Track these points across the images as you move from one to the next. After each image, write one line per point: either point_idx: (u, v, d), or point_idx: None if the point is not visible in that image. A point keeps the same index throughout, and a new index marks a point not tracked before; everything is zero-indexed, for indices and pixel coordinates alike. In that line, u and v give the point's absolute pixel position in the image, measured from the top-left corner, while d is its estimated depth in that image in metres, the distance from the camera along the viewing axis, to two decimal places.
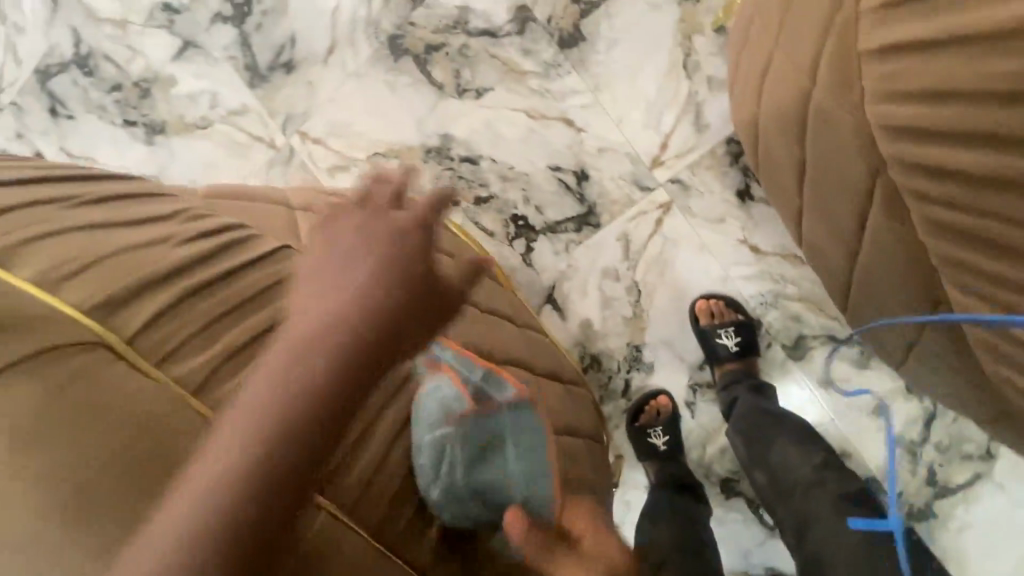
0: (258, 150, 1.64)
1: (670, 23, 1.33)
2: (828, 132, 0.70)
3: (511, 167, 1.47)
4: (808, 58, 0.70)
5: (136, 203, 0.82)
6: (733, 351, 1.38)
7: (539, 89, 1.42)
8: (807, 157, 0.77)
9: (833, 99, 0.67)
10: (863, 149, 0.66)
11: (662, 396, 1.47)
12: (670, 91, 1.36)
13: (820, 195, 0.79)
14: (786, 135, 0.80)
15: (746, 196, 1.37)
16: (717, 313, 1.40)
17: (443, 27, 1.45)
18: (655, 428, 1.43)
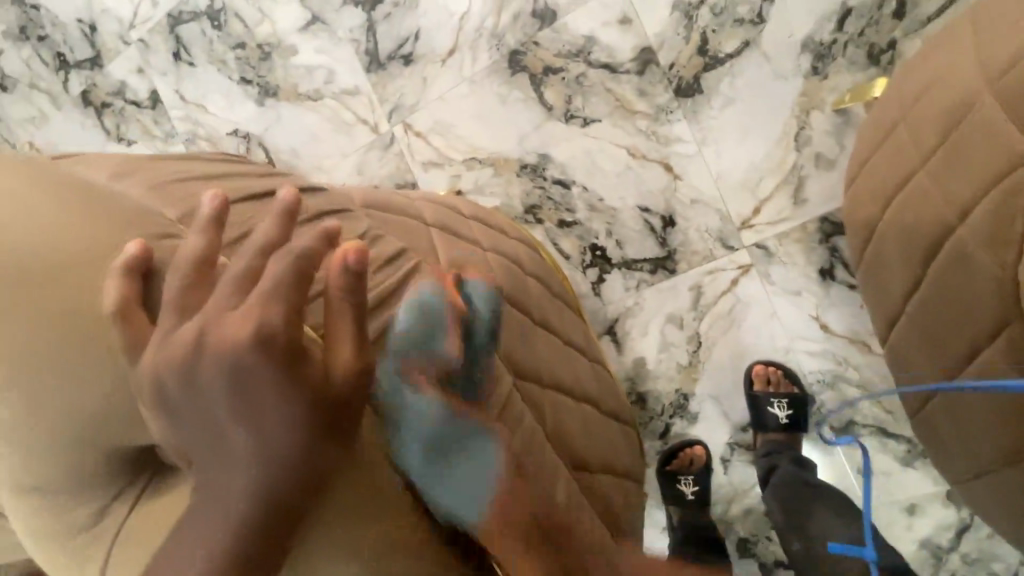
0: (361, 131, 1.72)
1: (792, 94, 1.34)
2: (967, 271, 0.72)
3: (601, 199, 1.51)
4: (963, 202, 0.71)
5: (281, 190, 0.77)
6: (782, 423, 1.40)
7: (646, 130, 1.45)
8: (927, 282, 0.80)
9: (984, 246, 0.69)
10: (1002, 297, 0.68)
11: (698, 446, 1.48)
12: (777, 159, 1.37)
13: (930, 315, 0.80)
14: (907, 255, 0.82)
15: (828, 275, 1.38)
16: (772, 381, 1.42)
17: (564, 52, 1.49)
18: (685, 476, 1.45)
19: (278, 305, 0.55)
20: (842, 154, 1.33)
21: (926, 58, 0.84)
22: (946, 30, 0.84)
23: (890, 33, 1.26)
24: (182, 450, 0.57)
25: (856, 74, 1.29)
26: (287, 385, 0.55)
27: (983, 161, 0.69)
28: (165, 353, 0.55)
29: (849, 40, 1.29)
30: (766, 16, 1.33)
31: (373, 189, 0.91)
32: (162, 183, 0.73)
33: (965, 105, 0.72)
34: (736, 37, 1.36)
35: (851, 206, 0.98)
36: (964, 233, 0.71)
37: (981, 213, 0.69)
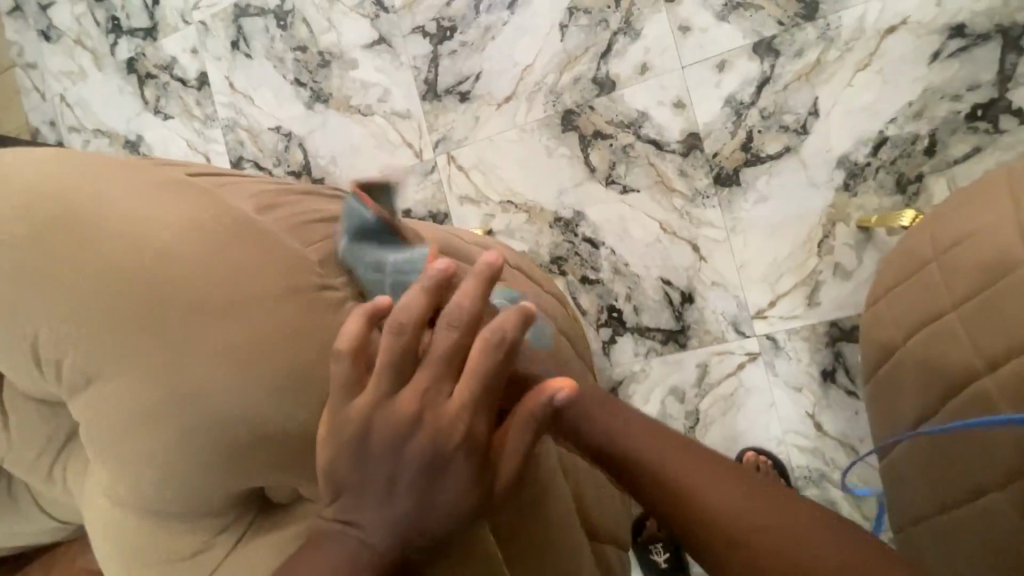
0: (404, 154, 1.76)
1: (821, 204, 1.43)
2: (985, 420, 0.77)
3: (627, 264, 1.57)
4: (994, 356, 0.77)
5: (374, 220, 0.77)
6: None
7: (681, 210, 1.52)
8: (940, 417, 0.85)
9: (1010, 400, 0.74)
10: (1017, 453, 0.74)
11: None
12: (799, 260, 1.45)
13: (938, 448, 0.86)
14: (927, 387, 0.87)
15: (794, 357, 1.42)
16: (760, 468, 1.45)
17: (616, 122, 1.56)
18: (656, 545, 1.49)
19: (486, 408, 0.56)
20: (860, 267, 1.40)
21: (964, 209, 0.92)
22: (985, 188, 0.92)
23: (918, 168, 1.36)
24: (338, 489, 0.56)
25: (883, 198, 1.39)
26: (475, 482, 0.57)
27: (1018, 321, 0.75)
28: (376, 413, 0.53)
29: (881, 166, 1.38)
30: (810, 128, 1.43)
31: (443, 231, 0.95)
32: (262, 201, 0.70)
33: (1004, 268, 0.79)
34: (779, 141, 1.45)
35: (871, 322, 1.05)
36: (990, 380, 0.77)
37: (1012, 368, 0.74)
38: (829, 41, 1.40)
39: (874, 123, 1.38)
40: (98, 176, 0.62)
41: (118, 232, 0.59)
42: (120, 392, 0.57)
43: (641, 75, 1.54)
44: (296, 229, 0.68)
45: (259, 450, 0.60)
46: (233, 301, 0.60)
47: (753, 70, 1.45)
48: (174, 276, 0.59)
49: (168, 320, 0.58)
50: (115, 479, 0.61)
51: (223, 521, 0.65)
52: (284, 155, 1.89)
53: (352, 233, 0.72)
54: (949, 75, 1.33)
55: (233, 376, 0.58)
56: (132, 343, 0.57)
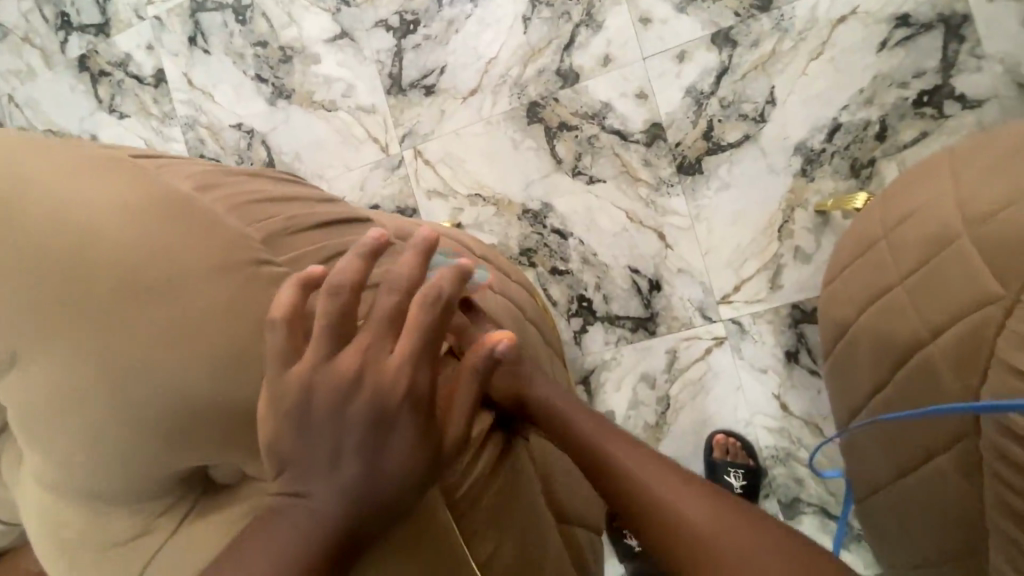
0: (370, 149, 1.74)
1: (780, 190, 1.46)
2: (931, 385, 0.80)
3: (595, 254, 1.58)
4: (935, 324, 0.80)
5: (327, 206, 0.76)
6: (736, 491, 1.45)
7: (646, 199, 1.54)
8: (892, 385, 0.88)
9: (952, 363, 0.77)
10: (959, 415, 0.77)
11: None
12: (761, 245, 1.48)
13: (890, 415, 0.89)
14: (878, 358, 0.90)
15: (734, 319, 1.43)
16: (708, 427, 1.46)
17: (580, 113, 1.57)
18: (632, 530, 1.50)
19: (425, 365, 0.61)
20: (818, 250, 1.45)
21: (909, 188, 0.95)
22: (926, 168, 0.95)
23: (871, 152, 1.41)
24: (285, 463, 0.58)
25: (839, 183, 1.43)
26: (421, 438, 0.61)
27: (956, 290, 0.78)
28: (319, 376, 0.57)
29: (836, 151, 1.43)
30: (767, 116, 1.46)
31: (405, 219, 0.95)
32: (206, 181, 0.69)
33: (942, 241, 0.81)
34: (739, 129, 1.48)
35: (827, 302, 1.09)
36: (934, 348, 0.80)
37: (953, 334, 0.77)
38: (783, 31, 1.44)
39: (828, 110, 1.43)
40: (31, 157, 0.61)
41: (51, 207, 0.58)
42: (51, 371, 0.56)
43: (604, 66, 1.55)
44: (242, 210, 0.67)
45: (211, 433, 0.60)
46: (169, 281, 0.58)
47: (712, 60, 1.48)
48: (106, 254, 0.57)
49: (99, 297, 0.57)
50: (64, 471, 0.60)
51: (166, 509, 0.64)
52: (247, 153, 1.85)
53: (298, 215, 0.71)
54: (896, 62, 1.38)
55: (175, 357, 0.57)
56: (63, 322, 0.56)
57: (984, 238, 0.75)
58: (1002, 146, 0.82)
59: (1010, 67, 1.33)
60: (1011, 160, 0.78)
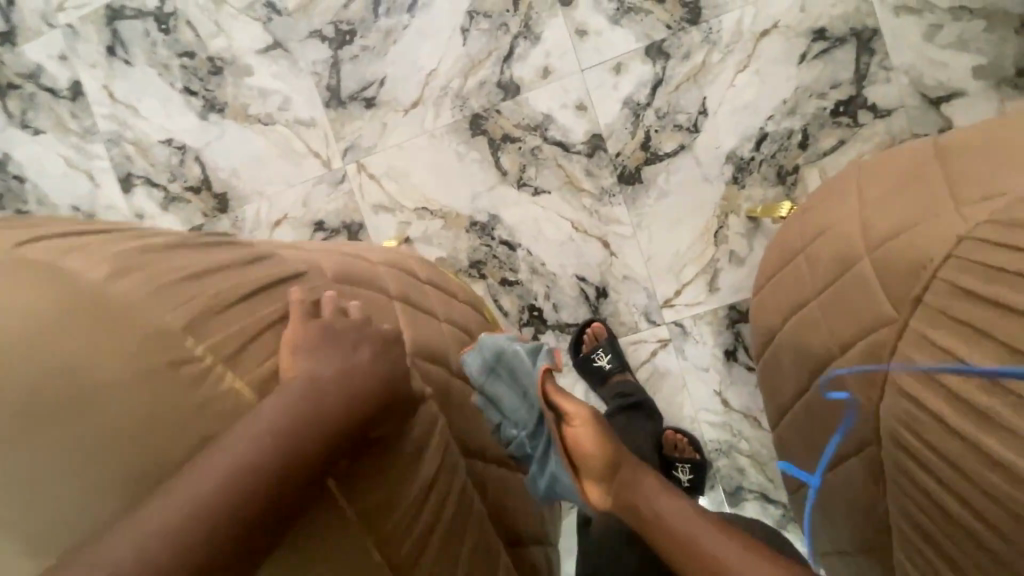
0: (311, 163, 1.70)
1: (715, 197, 1.53)
2: (841, 395, 0.88)
3: (543, 264, 1.61)
4: (843, 341, 0.87)
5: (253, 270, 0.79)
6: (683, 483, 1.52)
7: (590, 208, 1.58)
8: (809, 393, 0.96)
9: (858, 377, 0.85)
10: (866, 421, 0.85)
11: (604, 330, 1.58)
12: (698, 250, 1.55)
13: (811, 419, 0.97)
14: (798, 368, 0.98)
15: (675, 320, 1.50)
16: (595, 336, 1.58)
17: (522, 125, 1.59)
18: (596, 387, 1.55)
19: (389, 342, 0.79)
20: (751, 254, 1.53)
21: (824, 203, 1.02)
22: (834, 187, 1.03)
23: (795, 159, 1.49)
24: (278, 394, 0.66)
25: (767, 189, 1.51)
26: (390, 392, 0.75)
27: (859, 309, 0.85)
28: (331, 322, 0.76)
29: (764, 160, 1.50)
30: (700, 127, 1.52)
31: (334, 251, 0.96)
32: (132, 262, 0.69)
33: (848, 263, 0.88)
34: (674, 140, 1.53)
35: (754, 308, 1.16)
36: (843, 361, 0.87)
37: (857, 351, 0.85)
38: (712, 44, 1.50)
39: (755, 120, 1.50)
40: None
41: None
42: None
43: (544, 77, 1.57)
44: (167, 293, 0.68)
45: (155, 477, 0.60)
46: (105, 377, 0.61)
47: (647, 72, 1.53)
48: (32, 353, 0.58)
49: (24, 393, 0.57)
50: None
51: None
52: (179, 169, 1.77)
53: (228, 286, 0.74)
54: (816, 74, 1.47)
55: (121, 396, 0.61)
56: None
57: (882, 263, 0.83)
58: (901, 171, 0.90)
59: (914, 80, 1.43)
60: (908, 187, 0.86)
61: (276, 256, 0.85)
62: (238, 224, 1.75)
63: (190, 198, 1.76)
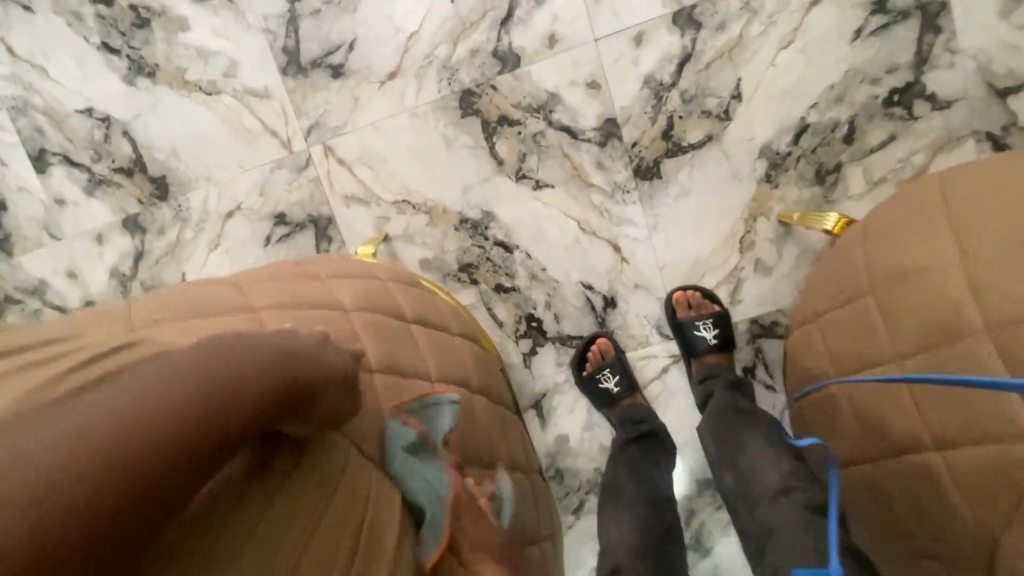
0: (267, 143, 1.42)
1: (743, 197, 1.33)
2: (953, 494, 0.74)
3: (544, 269, 1.41)
4: (959, 431, 0.73)
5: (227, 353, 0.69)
6: (711, 343, 1.34)
7: (599, 206, 1.36)
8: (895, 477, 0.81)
9: (982, 478, 0.71)
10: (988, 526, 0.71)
11: (602, 339, 1.42)
12: (720, 258, 1.37)
13: (898, 508, 0.82)
14: (879, 444, 0.83)
15: (692, 331, 1.33)
16: (601, 353, 1.41)
17: (523, 105, 1.34)
18: (604, 372, 1.40)
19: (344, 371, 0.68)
20: (779, 263, 1.36)
21: (903, 233, 0.86)
22: (900, 214, 0.89)
23: (837, 156, 1.30)
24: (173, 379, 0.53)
25: (803, 190, 1.31)
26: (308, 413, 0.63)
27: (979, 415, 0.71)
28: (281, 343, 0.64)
29: (802, 155, 1.30)
30: (732, 114, 1.30)
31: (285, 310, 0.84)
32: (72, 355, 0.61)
33: (959, 333, 0.74)
34: (701, 129, 1.31)
35: (800, 343, 1.03)
36: (952, 457, 0.74)
37: (984, 451, 0.71)
38: (751, 13, 1.26)
39: (796, 108, 1.28)
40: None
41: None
42: None
43: (549, 47, 1.31)
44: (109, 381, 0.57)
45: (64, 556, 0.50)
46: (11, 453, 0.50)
47: (673, 45, 1.28)
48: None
49: None
50: None
51: None
52: (104, 147, 1.46)
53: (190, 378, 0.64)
54: (869, 55, 1.25)
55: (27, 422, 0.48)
56: None
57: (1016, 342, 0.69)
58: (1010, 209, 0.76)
59: (982, 65, 1.23)
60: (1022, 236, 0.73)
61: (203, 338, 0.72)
62: (182, 215, 1.47)
63: (120, 182, 1.46)
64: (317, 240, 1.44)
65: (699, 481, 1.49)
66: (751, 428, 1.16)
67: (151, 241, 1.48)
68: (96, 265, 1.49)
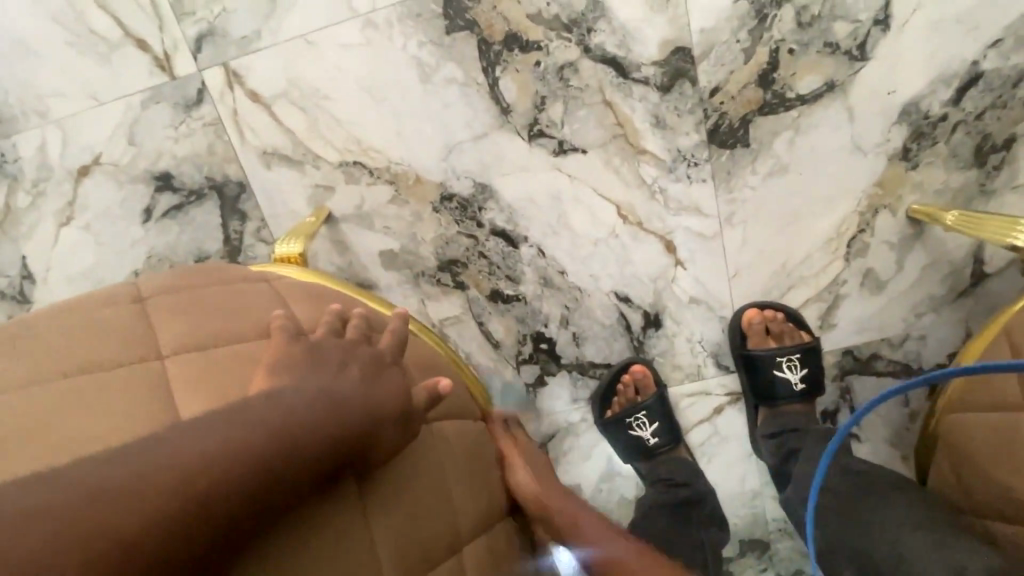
0: (134, 60, 0.90)
1: (865, 179, 0.90)
2: None
3: (564, 272, 0.95)
4: None
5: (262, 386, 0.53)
6: (796, 390, 0.94)
7: (651, 185, 0.91)
8: None
9: None
10: None
11: (636, 366, 0.98)
12: (817, 266, 0.95)
13: None
14: None
15: (770, 370, 0.94)
16: (634, 388, 0.98)
17: (546, 19, 0.85)
18: (638, 416, 0.96)
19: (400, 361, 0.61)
20: (897, 277, 0.95)
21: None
22: None
23: (1012, 126, 0.86)
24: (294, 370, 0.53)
25: (952, 175, 0.89)
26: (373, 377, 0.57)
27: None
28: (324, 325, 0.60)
29: (961, 122, 0.86)
30: (869, 49, 0.84)
31: (143, 404, 0.51)
32: (105, 341, 0.55)
33: None
34: (818, 71, 0.85)
35: (996, 435, 0.65)
36: None
37: None
38: None
39: (965, 46, 0.84)
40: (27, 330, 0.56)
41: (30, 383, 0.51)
42: None
43: None
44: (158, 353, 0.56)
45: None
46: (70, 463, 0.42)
47: None
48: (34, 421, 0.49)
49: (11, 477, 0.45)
50: None
51: None
52: None
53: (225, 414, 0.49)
54: None
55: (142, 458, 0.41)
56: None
57: None
58: None
59: None
60: None
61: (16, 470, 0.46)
62: (10, 169, 0.95)
63: None
64: (224, 216, 0.95)
65: (743, 541, 1.02)
66: (880, 497, 0.72)
67: None
68: None
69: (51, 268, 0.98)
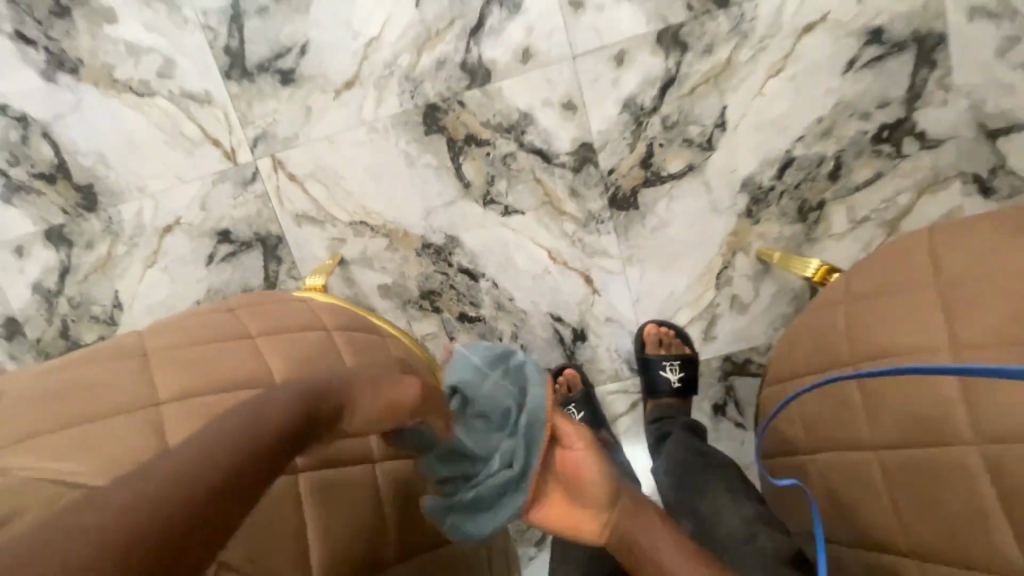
0: (208, 153, 1.29)
1: (724, 230, 1.26)
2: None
3: (511, 299, 1.31)
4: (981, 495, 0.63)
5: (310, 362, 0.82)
6: (674, 387, 1.25)
7: (571, 236, 1.27)
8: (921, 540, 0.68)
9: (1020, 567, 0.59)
10: None
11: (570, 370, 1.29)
12: (697, 292, 1.30)
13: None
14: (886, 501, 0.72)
15: (656, 370, 1.25)
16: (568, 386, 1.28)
17: (493, 124, 1.23)
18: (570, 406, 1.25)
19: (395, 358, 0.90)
20: (756, 300, 1.29)
21: (903, 304, 0.80)
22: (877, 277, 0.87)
23: (822, 193, 1.23)
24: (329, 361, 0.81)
25: (785, 227, 1.25)
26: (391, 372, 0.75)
27: (986, 518, 0.63)
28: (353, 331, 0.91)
29: (785, 191, 1.23)
30: (715, 143, 1.22)
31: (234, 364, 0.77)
32: (215, 322, 0.83)
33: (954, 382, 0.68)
34: (682, 158, 1.23)
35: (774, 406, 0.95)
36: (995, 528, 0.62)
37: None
38: (741, 35, 1.17)
39: (782, 139, 1.21)
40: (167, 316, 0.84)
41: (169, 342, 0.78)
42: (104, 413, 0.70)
43: (523, 63, 1.21)
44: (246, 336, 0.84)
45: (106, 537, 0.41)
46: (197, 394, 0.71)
47: (657, 67, 1.19)
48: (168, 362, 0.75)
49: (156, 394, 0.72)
50: None
51: None
52: (21, 151, 1.29)
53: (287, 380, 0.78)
54: (861, 88, 1.18)
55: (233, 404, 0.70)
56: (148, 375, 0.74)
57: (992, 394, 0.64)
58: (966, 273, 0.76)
59: (975, 105, 1.18)
60: (994, 287, 0.72)
61: (131, 423, 0.66)
62: (114, 228, 1.32)
63: (41, 189, 1.30)
64: (266, 260, 1.32)
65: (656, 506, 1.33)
66: None
67: (78, 254, 1.33)
68: (13, 280, 1.33)
69: (138, 298, 1.34)
